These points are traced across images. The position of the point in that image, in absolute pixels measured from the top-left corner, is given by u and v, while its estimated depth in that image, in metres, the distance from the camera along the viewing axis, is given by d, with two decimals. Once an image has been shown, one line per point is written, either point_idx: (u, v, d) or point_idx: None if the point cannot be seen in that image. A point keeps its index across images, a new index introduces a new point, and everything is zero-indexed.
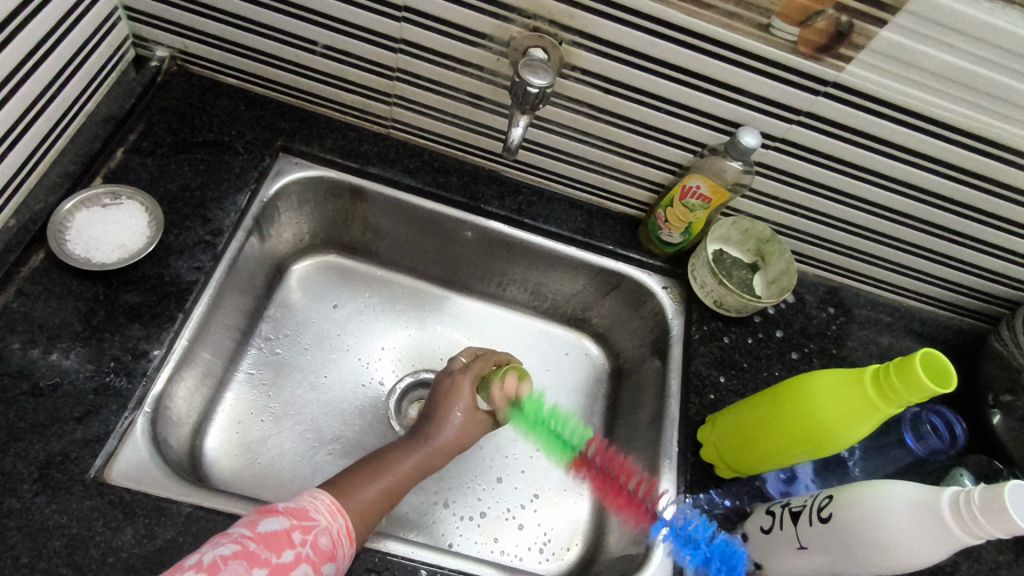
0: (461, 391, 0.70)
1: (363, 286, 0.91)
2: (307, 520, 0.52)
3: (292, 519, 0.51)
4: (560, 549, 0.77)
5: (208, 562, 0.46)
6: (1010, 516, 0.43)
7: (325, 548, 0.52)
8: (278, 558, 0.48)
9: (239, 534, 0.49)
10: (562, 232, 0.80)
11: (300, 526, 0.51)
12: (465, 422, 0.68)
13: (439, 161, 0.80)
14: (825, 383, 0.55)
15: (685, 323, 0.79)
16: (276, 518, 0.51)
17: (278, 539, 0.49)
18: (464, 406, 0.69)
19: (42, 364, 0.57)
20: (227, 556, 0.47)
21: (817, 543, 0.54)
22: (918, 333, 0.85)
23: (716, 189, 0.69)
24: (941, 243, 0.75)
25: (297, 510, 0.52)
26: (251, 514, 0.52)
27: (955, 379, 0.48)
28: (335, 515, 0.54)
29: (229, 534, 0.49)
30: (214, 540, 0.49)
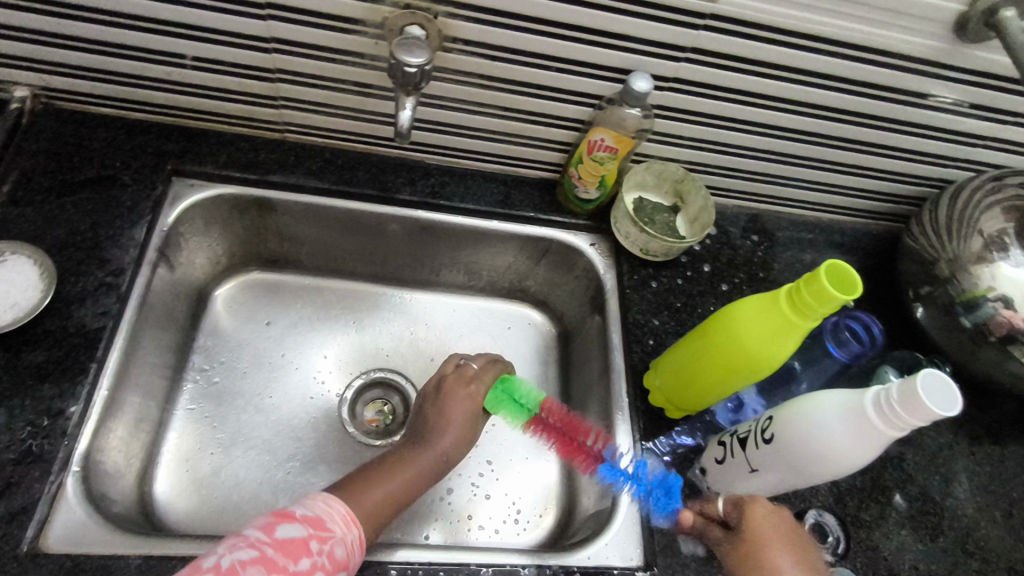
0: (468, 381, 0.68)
1: (293, 298, 0.89)
2: (324, 529, 0.52)
3: (309, 527, 0.51)
4: (535, 516, 0.78)
5: (227, 565, 0.46)
6: (924, 404, 0.44)
7: (340, 558, 0.51)
8: (296, 565, 0.48)
9: (255, 538, 0.48)
10: (481, 208, 0.79)
11: (317, 535, 0.51)
12: (464, 417, 0.66)
13: (342, 158, 0.78)
14: (749, 310, 0.56)
15: (617, 276, 0.79)
16: (293, 525, 0.50)
17: (295, 547, 0.49)
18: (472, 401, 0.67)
19: None
20: (246, 561, 0.47)
21: (765, 464, 0.57)
22: (839, 244, 0.88)
23: (620, 138, 0.69)
24: (844, 154, 0.78)
25: (313, 518, 0.52)
26: (265, 517, 0.51)
27: (862, 285, 0.48)
28: (350, 526, 0.53)
29: (245, 536, 0.49)
30: (231, 540, 0.49)
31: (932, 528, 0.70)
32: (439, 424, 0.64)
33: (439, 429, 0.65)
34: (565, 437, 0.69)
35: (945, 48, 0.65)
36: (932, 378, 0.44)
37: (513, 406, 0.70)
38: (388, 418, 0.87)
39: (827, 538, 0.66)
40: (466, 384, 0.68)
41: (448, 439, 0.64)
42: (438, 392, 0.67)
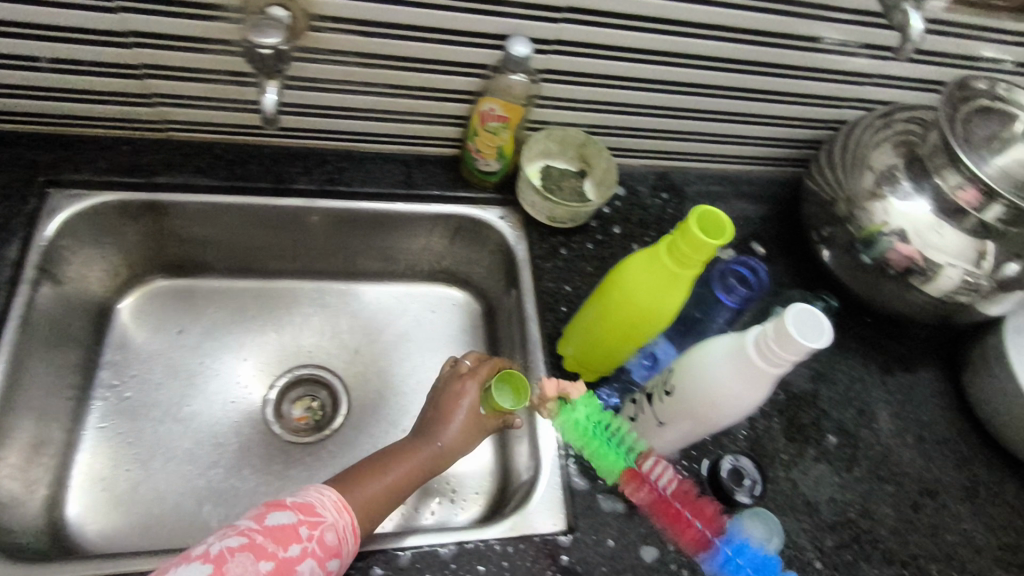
0: (472, 373, 0.66)
1: (206, 303, 0.87)
2: (314, 515, 0.53)
3: (298, 514, 0.52)
4: (471, 496, 0.78)
5: (215, 553, 0.48)
6: (795, 343, 0.45)
7: (331, 544, 0.52)
8: (284, 552, 0.49)
9: (245, 526, 0.50)
10: (382, 190, 0.77)
11: (307, 521, 0.52)
12: (468, 416, 0.64)
13: (232, 152, 0.75)
14: (635, 265, 0.56)
15: (529, 246, 0.79)
16: (282, 512, 0.52)
17: (285, 533, 0.50)
18: (474, 393, 0.65)
19: None
20: (234, 547, 0.49)
21: (669, 417, 0.58)
22: (747, 194, 0.89)
23: (509, 106, 0.68)
24: (739, 104, 0.78)
25: (304, 506, 0.53)
26: (260, 508, 0.53)
27: (732, 228, 0.49)
28: (342, 512, 0.54)
29: (237, 525, 0.51)
30: (224, 529, 0.51)
31: (848, 459, 0.73)
32: (439, 422, 0.63)
33: (439, 423, 0.64)
34: (667, 504, 0.63)
35: None
36: (794, 316, 0.45)
37: (608, 451, 0.63)
38: (317, 415, 0.85)
39: (744, 480, 0.67)
40: (468, 378, 0.66)
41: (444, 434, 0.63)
42: (441, 390, 0.66)
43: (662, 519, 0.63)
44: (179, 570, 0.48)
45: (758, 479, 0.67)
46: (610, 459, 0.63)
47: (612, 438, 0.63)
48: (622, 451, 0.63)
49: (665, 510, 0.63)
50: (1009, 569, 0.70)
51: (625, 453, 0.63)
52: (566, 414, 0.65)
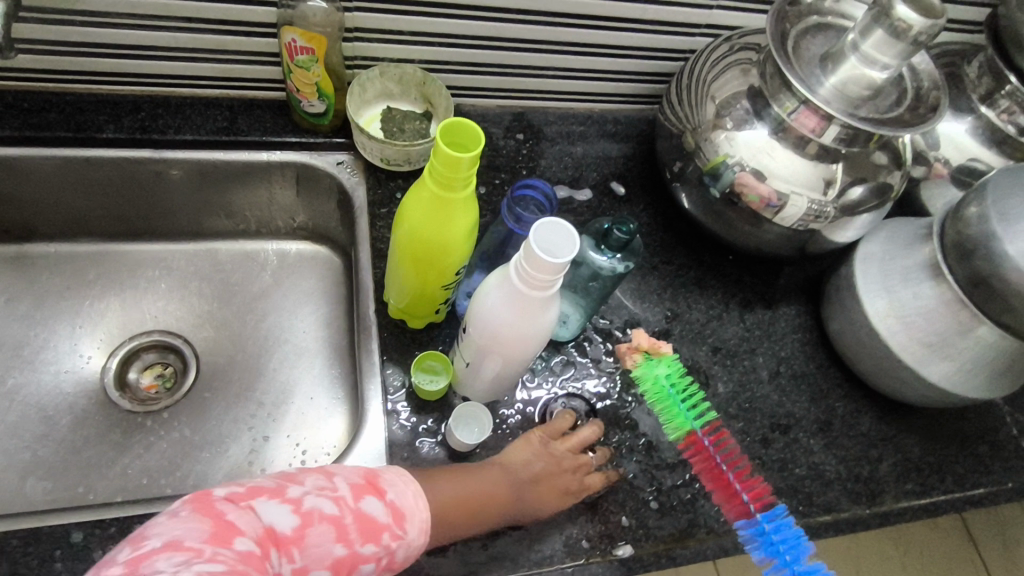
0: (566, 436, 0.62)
1: (39, 270, 0.81)
2: (400, 524, 0.48)
3: (390, 514, 0.48)
4: (322, 456, 0.75)
5: (307, 509, 0.45)
6: (540, 263, 0.41)
7: (395, 560, 0.48)
8: (359, 548, 0.45)
9: (342, 494, 0.46)
10: (201, 137, 0.72)
11: (391, 526, 0.47)
12: (549, 485, 0.59)
13: (29, 100, 0.69)
14: (409, 204, 0.52)
15: (367, 192, 0.74)
16: (377, 500, 0.48)
17: (371, 527, 0.46)
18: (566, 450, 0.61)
19: None
20: (324, 513, 0.45)
21: (472, 355, 0.54)
22: (611, 132, 0.85)
23: (310, 36, 0.63)
24: (581, 33, 0.74)
25: (398, 502, 0.49)
26: (358, 475, 0.49)
27: (487, 139, 0.45)
28: (422, 534, 0.49)
29: (334, 484, 0.47)
30: (319, 481, 0.47)
31: None
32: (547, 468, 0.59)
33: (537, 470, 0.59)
34: (723, 473, 0.65)
35: None
36: (540, 234, 0.41)
37: (675, 401, 0.67)
38: (168, 381, 0.81)
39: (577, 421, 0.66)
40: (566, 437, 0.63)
41: (517, 491, 0.57)
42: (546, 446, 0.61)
43: (711, 483, 0.65)
44: (271, 503, 0.44)
45: (588, 416, 0.66)
46: (680, 419, 0.66)
47: (680, 397, 0.68)
48: (689, 413, 0.67)
49: (717, 476, 0.65)
50: (859, 501, 0.69)
51: (693, 418, 0.67)
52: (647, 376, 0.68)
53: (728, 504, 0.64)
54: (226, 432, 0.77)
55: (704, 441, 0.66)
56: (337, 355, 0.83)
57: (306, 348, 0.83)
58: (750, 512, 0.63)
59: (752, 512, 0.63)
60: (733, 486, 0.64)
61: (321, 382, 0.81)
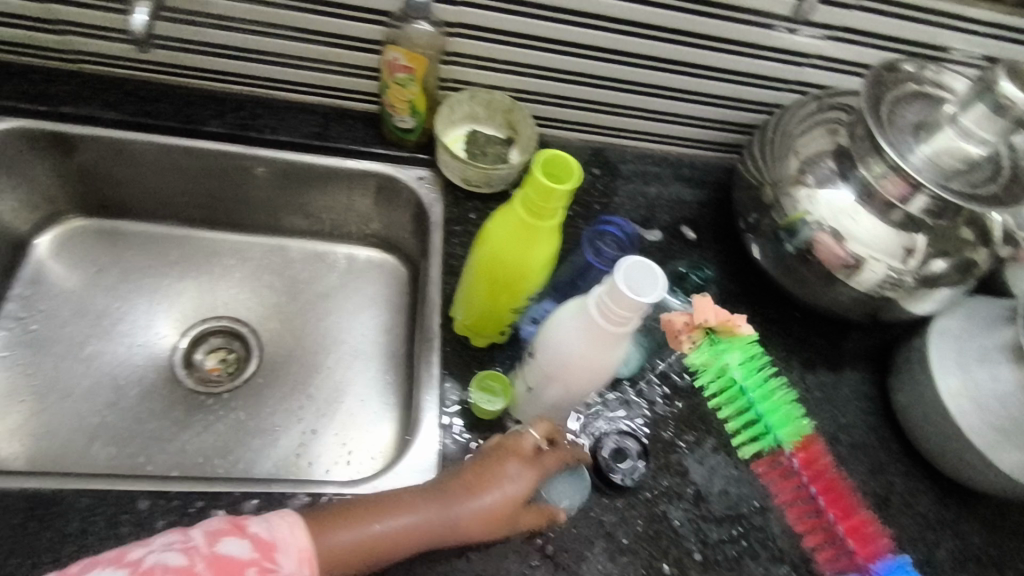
0: (521, 445, 0.58)
1: (127, 247, 0.86)
2: (271, 558, 0.46)
3: (257, 551, 0.45)
4: (367, 460, 0.77)
5: (144, 566, 0.42)
6: (627, 297, 0.42)
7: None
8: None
9: (192, 545, 0.44)
10: (294, 140, 0.75)
11: (260, 562, 0.45)
12: (493, 506, 0.55)
13: (145, 90, 0.74)
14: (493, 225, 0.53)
15: (443, 208, 0.77)
16: (239, 541, 0.45)
17: (233, 566, 0.43)
18: (520, 463, 0.57)
19: None
20: (165, 570, 0.42)
21: (535, 380, 0.55)
22: (685, 177, 0.86)
23: (413, 56, 0.66)
24: (670, 78, 0.75)
25: (265, 540, 0.46)
26: (218, 523, 0.46)
27: (578, 166, 0.47)
28: (303, 564, 0.47)
29: (187, 538, 0.45)
30: (167, 539, 0.45)
31: None
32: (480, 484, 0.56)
33: (473, 483, 0.56)
34: (813, 505, 0.65)
35: None
36: (620, 270, 0.42)
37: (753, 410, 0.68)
38: (230, 367, 0.84)
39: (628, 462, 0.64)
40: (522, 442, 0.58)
41: (457, 508, 0.54)
42: (495, 452, 0.58)
43: (800, 522, 0.64)
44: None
45: (641, 457, 0.64)
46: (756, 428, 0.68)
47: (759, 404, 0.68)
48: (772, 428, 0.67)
49: (805, 511, 0.65)
50: None
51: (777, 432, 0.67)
52: (712, 358, 0.69)
53: (821, 546, 0.63)
54: (277, 422, 0.79)
55: (788, 465, 0.67)
56: (393, 362, 0.85)
57: (363, 351, 0.85)
58: (864, 566, 0.61)
59: (862, 563, 0.62)
60: (825, 519, 0.64)
61: (374, 386, 0.83)
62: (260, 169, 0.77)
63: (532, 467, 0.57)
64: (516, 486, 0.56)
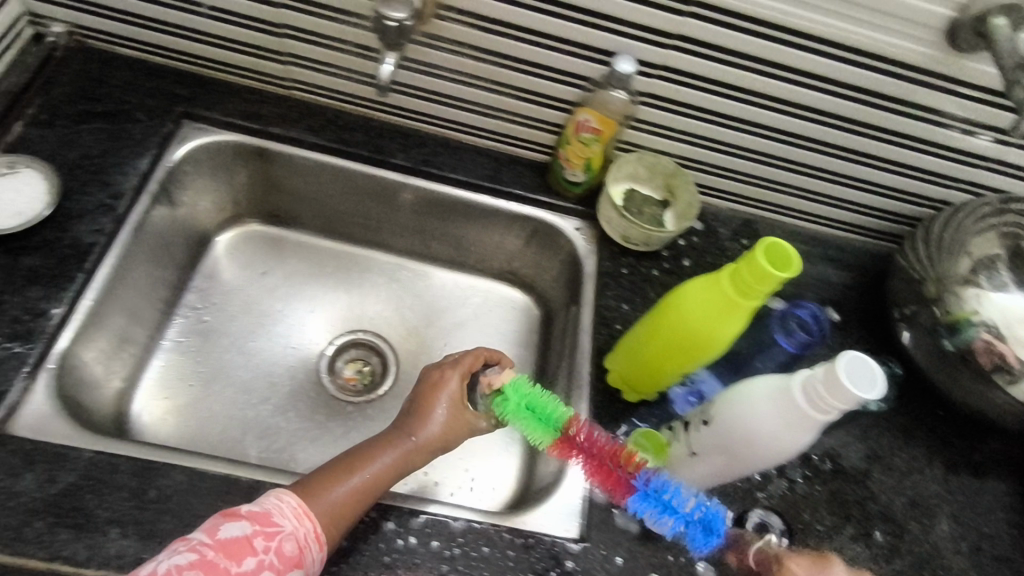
0: (445, 386, 0.64)
1: (291, 253, 0.92)
2: (270, 525, 0.51)
3: (254, 524, 0.50)
4: (488, 490, 0.81)
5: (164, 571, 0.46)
6: (844, 387, 0.44)
7: (291, 554, 0.51)
8: (238, 567, 0.48)
9: (196, 541, 0.49)
10: (467, 180, 0.81)
11: (262, 532, 0.50)
12: (450, 409, 0.63)
13: (343, 119, 0.79)
14: (693, 291, 0.56)
15: (598, 261, 0.80)
16: (237, 523, 0.50)
17: (238, 545, 0.49)
18: (448, 399, 0.63)
19: None
20: (183, 567, 0.47)
21: (703, 448, 0.57)
22: (832, 258, 0.86)
23: (604, 120, 0.70)
24: (839, 163, 0.76)
25: (260, 515, 0.52)
26: (213, 518, 0.51)
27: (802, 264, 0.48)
28: (302, 520, 0.53)
29: (188, 540, 0.49)
30: (173, 546, 0.49)
31: (888, 550, 0.68)
32: (425, 412, 0.63)
33: (412, 420, 0.63)
34: (601, 466, 0.60)
35: (939, 57, 0.64)
36: (852, 359, 0.44)
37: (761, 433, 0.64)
38: (366, 378, 0.89)
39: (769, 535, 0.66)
40: (445, 372, 0.64)
41: (437, 438, 0.62)
42: (428, 386, 0.64)
43: (591, 471, 0.60)
44: None
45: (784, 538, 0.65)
46: None
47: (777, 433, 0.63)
48: None
49: (598, 465, 0.60)
50: None
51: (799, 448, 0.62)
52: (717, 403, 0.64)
53: (611, 482, 0.60)
54: None
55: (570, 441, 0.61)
56: None
57: None
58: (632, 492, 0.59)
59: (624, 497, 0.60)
60: (603, 467, 0.60)
61: None
62: (406, 195, 0.82)
63: (456, 403, 0.63)
64: (466, 413, 0.64)
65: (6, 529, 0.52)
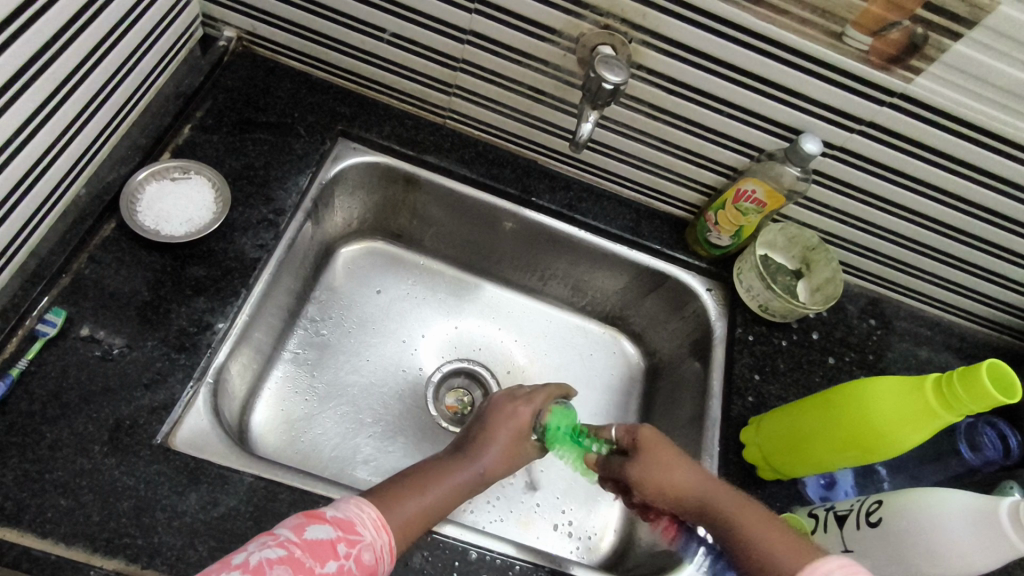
0: (513, 416, 0.64)
1: (407, 273, 0.90)
2: (353, 532, 0.49)
3: (338, 529, 0.48)
4: (585, 538, 0.78)
5: (254, 564, 0.44)
6: None
7: (368, 564, 0.48)
8: (321, 568, 0.45)
9: (285, 537, 0.46)
10: (611, 230, 0.81)
11: (345, 538, 0.48)
12: (514, 438, 0.63)
13: (492, 153, 0.81)
14: (882, 389, 0.56)
15: (730, 325, 0.79)
16: (322, 525, 0.47)
17: (323, 548, 0.46)
18: (516, 429, 0.64)
19: (98, 339, 0.58)
20: (273, 560, 0.44)
21: (865, 549, 0.55)
22: (957, 348, 0.83)
23: (772, 193, 0.69)
24: (988, 259, 0.75)
25: (344, 520, 0.49)
26: (298, 515, 0.48)
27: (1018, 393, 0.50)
28: (380, 531, 0.50)
29: (276, 535, 0.46)
30: (259, 539, 0.46)
31: None
32: (494, 439, 0.62)
33: (483, 445, 0.62)
34: None
35: None
36: None
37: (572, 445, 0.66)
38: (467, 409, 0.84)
39: None
40: (517, 404, 0.65)
41: (498, 462, 0.62)
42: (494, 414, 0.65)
43: None
44: None
45: None
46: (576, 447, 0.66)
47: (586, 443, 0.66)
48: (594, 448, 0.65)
49: None
50: None
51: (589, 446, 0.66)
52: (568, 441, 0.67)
53: None
54: (512, 477, 0.80)
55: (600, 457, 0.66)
56: None
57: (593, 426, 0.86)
58: None
59: None
60: None
61: None
62: (508, 224, 0.83)
63: (521, 434, 0.64)
64: (526, 446, 0.64)
65: (171, 548, 0.52)
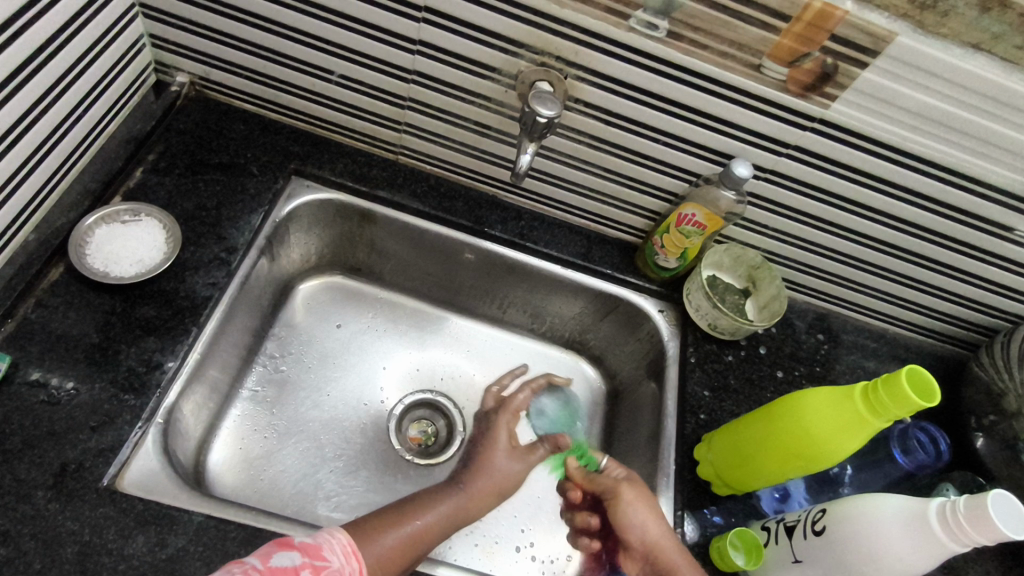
0: (496, 438, 0.70)
1: (366, 306, 0.91)
2: (319, 559, 0.50)
3: (304, 556, 0.49)
4: (550, 565, 0.78)
5: None
6: (993, 522, 0.47)
7: None
8: None
9: (250, 565, 0.47)
10: (564, 256, 0.83)
11: (310, 565, 0.49)
12: (505, 459, 0.68)
13: (445, 186, 0.84)
14: (817, 400, 0.59)
15: (682, 345, 0.81)
16: (289, 553, 0.49)
17: None
18: (503, 452, 0.69)
19: (43, 383, 0.58)
20: None
21: (812, 556, 0.56)
22: (901, 358, 0.86)
23: (711, 216, 0.71)
24: (921, 271, 0.78)
25: (311, 546, 0.50)
26: (267, 545, 0.50)
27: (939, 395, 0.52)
28: (349, 559, 0.52)
29: (243, 563, 0.48)
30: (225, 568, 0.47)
31: None
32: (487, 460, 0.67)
33: (473, 471, 0.66)
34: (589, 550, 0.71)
35: None
36: (1002, 493, 0.48)
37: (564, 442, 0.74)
38: (429, 440, 0.85)
39: None
40: (498, 429, 0.71)
41: (492, 483, 0.66)
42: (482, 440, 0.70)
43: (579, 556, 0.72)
44: None
45: None
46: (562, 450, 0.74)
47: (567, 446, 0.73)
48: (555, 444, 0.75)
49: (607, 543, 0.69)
50: None
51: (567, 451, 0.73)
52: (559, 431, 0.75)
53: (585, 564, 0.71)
54: None
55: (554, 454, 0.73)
56: None
57: None
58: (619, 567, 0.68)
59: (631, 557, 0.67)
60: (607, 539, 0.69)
61: None
62: (468, 255, 0.84)
63: (508, 456, 0.68)
64: (514, 470, 0.68)
65: None
